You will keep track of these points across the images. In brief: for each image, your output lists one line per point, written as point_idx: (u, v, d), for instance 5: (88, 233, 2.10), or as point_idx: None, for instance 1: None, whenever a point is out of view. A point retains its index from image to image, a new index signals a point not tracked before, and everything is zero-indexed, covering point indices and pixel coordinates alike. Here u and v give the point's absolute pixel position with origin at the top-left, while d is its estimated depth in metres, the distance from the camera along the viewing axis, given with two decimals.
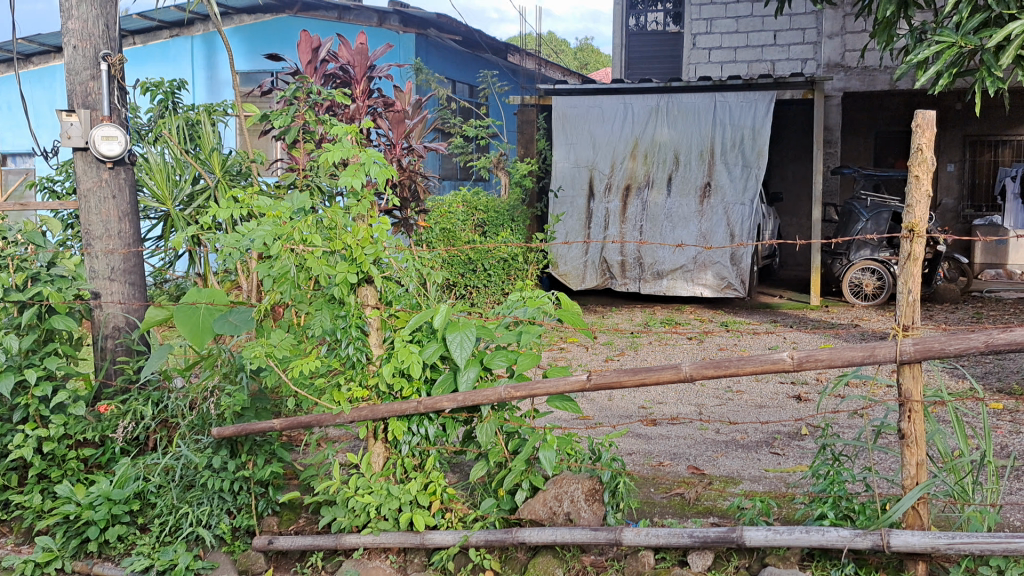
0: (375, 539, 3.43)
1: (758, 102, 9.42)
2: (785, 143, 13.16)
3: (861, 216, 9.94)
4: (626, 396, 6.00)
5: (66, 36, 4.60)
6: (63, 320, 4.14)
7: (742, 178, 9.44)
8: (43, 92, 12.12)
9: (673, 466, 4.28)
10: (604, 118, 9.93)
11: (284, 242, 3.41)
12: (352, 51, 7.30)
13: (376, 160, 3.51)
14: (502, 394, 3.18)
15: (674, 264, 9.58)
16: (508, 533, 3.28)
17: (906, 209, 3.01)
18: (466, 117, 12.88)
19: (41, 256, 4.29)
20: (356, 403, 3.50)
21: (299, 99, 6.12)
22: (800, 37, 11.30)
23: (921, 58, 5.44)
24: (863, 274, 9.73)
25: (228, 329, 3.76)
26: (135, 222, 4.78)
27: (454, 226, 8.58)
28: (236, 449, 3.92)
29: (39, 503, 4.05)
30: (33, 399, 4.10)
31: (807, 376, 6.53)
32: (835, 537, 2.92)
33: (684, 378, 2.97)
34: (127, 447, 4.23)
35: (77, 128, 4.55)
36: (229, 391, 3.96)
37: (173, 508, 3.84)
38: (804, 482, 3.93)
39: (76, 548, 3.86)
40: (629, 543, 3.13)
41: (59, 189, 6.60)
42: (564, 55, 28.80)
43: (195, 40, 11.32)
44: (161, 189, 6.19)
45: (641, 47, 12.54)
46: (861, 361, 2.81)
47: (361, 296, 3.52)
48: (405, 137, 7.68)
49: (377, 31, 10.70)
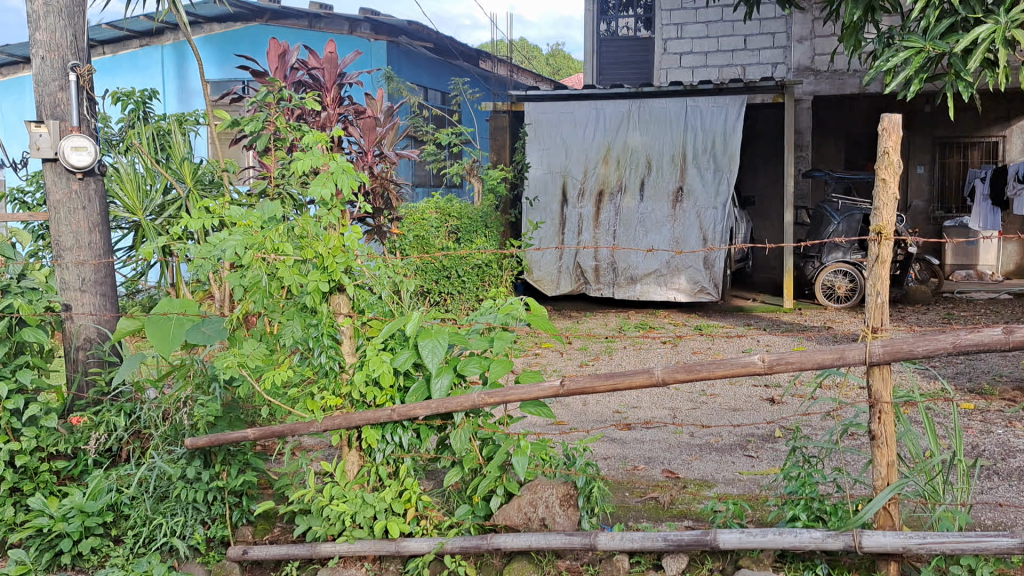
0: (350, 548, 3.41)
1: (729, 107, 9.51)
2: (756, 147, 13.29)
3: (833, 219, 10.06)
4: (601, 401, 6.03)
5: (33, 47, 4.57)
6: (35, 332, 4.10)
7: (714, 183, 9.51)
8: (12, 103, 11.98)
9: (648, 470, 4.32)
10: (576, 124, 9.99)
11: (256, 251, 3.44)
12: (322, 59, 7.29)
13: (345, 169, 3.52)
14: (476, 400, 3.20)
15: (648, 269, 9.64)
16: (483, 539, 3.29)
17: (874, 213, 3.08)
18: (439, 124, 12.92)
19: (11, 268, 4.25)
20: (330, 412, 3.51)
21: (269, 105, 6.13)
22: (770, 42, 11.42)
23: (890, 64, 5.52)
24: (835, 277, 9.85)
25: (200, 339, 3.80)
26: (107, 234, 4.75)
27: (427, 233, 8.60)
28: (210, 459, 3.91)
29: (11, 517, 4.00)
30: (4, 412, 4.04)
31: (780, 378, 6.59)
32: (807, 539, 2.96)
33: (656, 382, 3.00)
34: (100, 459, 4.21)
35: (46, 139, 4.52)
36: (203, 402, 3.97)
37: (147, 519, 3.83)
38: (777, 484, 3.98)
39: (49, 561, 3.81)
40: (604, 548, 3.15)
41: (31, 201, 6.62)
42: (535, 61, 28.93)
43: (165, 49, 11.25)
44: (132, 201, 6.24)
45: (613, 53, 12.66)
46: (832, 363, 2.85)
47: (334, 305, 3.53)
48: (376, 144, 7.72)
49: (347, 38, 10.72)
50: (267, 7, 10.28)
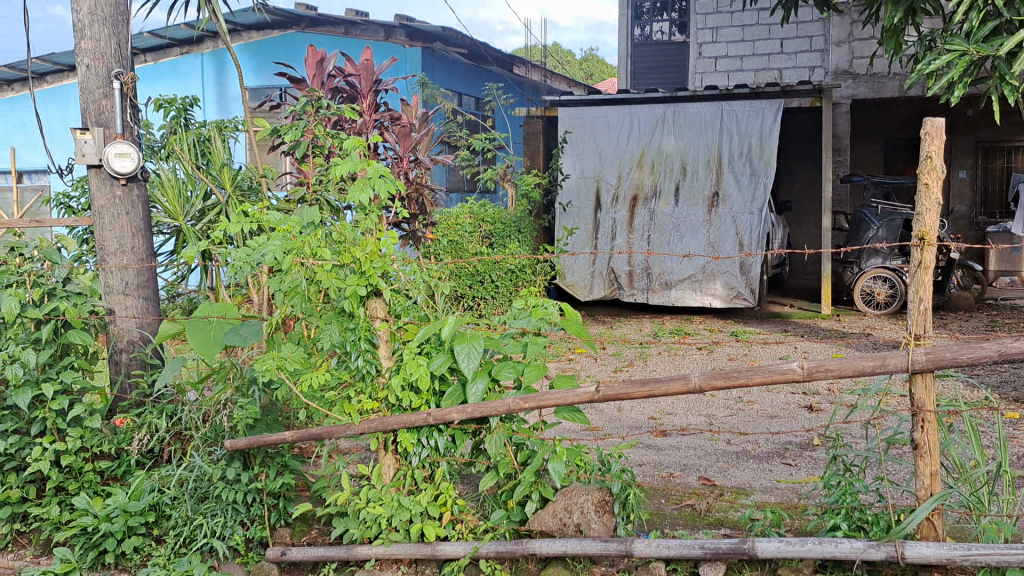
0: (387, 550, 3.43)
1: (765, 111, 9.42)
2: (793, 153, 13.19)
3: (872, 224, 9.94)
4: (635, 407, 6.01)
5: (79, 55, 4.66)
6: (79, 334, 4.19)
7: (750, 187, 9.43)
8: (56, 109, 12.17)
9: (684, 477, 4.30)
10: (610, 128, 9.99)
11: (294, 256, 3.45)
12: (358, 66, 7.33)
13: (383, 174, 3.54)
14: (511, 405, 3.21)
15: (682, 274, 9.58)
16: (518, 544, 3.29)
17: (916, 218, 3.04)
18: (473, 130, 12.99)
19: (57, 272, 4.34)
20: (366, 415, 3.54)
21: (307, 114, 6.20)
22: (807, 45, 11.32)
23: (932, 67, 5.45)
24: (875, 282, 9.73)
25: (238, 342, 3.84)
26: (149, 237, 4.83)
27: (461, 238, 8.58)
28: (249, 461, 3.95)
29: (57, 515, 4.08)
30: (50, 413, 4.12)
31: (818, 386, 6.51)
32: (848, 548, 2.92)
33: (692, 389, 2.98)
34: (142, 460, 4.28)
35: (91, 146, 4.62)
36: (242, 404, 4.02)
37: (187, 519, 3.88)
38: (816, 493, 3.95)
39: (93, 559, 3.88)
40: (640, 555, 3.15)
41: (75, 206, 6.75)
42: (568, 66, 28.94)
43: (205, 57, 11.43)
44: (173, 207, 6.35)
45: (647, 57, 12.63)
46: (873, 371, 2.81)
47: (370, 309, 3.55)
48: (412, 151, 7.73)
49: (382, 45, 10.84)
50: (305, 15, 10.37)
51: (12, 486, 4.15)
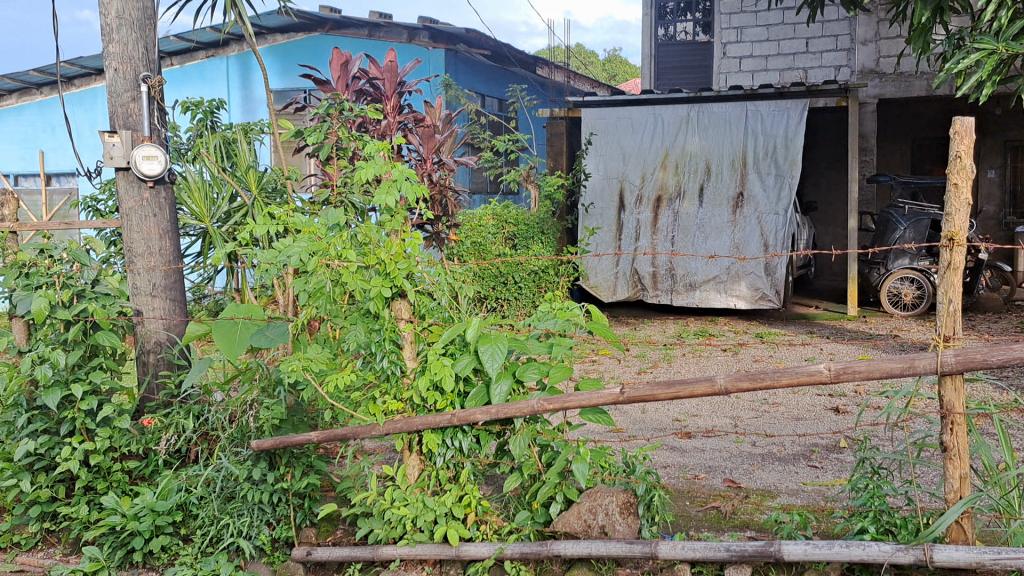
0: (411, 551, 3.44)
1: (791, 111, 9.35)
2: (818, 153, 13.10)
3: (899, 224, 9.84)
4: (659, 409, 5.98)
5: (107, 59, 4.72)
6: (108, 335, 4.24)
7: (775, 188, 9.37)
8: (84, 113, 12.30)
9: (709, 479, 4.28)
10: (634, 129, 9.96)
11: (320, 257, 3.48)
12: (382, 68, 7.35)
13: (408, 176, 3.55)
14: (535, 406, 3.20)
15: (707, 275, 9.53)
16: (543, 545, 3.29)
17: (945, 218, 3.01)
18: (496, 131, 13.00)
19: (86, 273, 4.37)
20: (391, 416, 3.54)
21: (331, 116, 6.22)
22: (833, 44, 11.23)
23: (961, 66, 5.38)
24: (902, 283, 9.63)
25: (264, 343, 3.87)
26: (176, 240, 4.88)
27: (484, 239, 8.73)
28: (275, 461, 3.98)
29: (86, 514, 4.12)
30: (79, 413, 4.17)
31: (845, 388, 6.46)
32: (876, 552, 2.89)
33: (718, 391, 2.96)
34: (170, 459, 4.32)
35: (119, 148, 4.67)
36: (268, 405, 4.05)
37: (214, 519, 3.92)
38: (844, 496, 3.92)
39: (122, 558, 3.92)
40: (665, 557, 3.13)
41: (103, 209, 6.82)
42: (591, 66, 28.91)
43: (230, 60, 11.52)
44: (199, 208, 6.40)
45: (671, 57, 12.60)
46: (900, 373, 2.77)
47: (395, 310, 3.56)
48: (435, 153, 7.73)
49: (406, 47, 10.88)
50: (329, 18, 10.43)
51: (41, 486, 4.19)
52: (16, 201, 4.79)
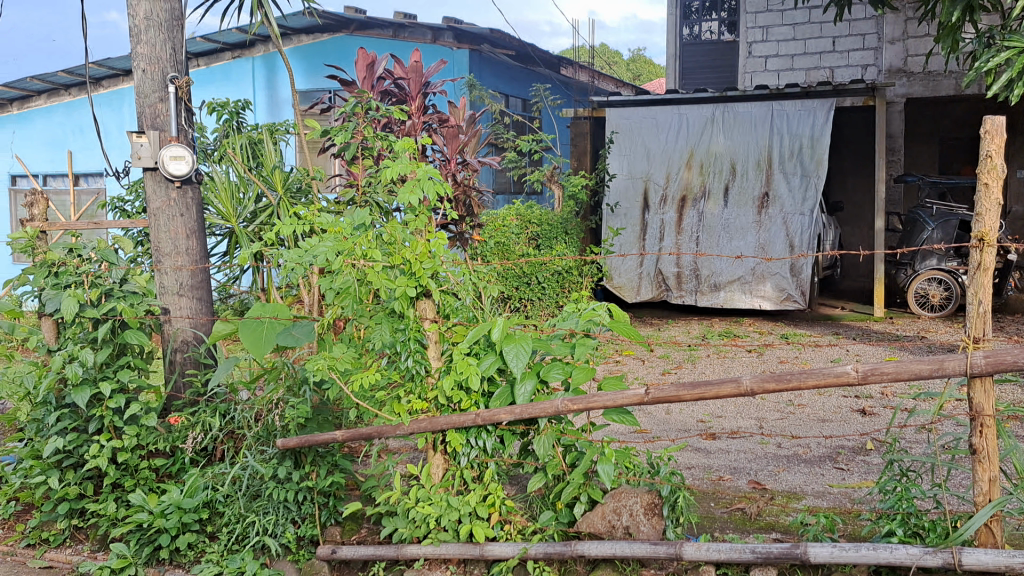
0: (435, 550, 3.43)
1: (817, 110, 9.29)
2: (845, 152, 12.98)
3: (927, 225, 9.73)
4: (684, 410, 5.95)
5: (136, 60, 4.76)
6: (136, 333, 4.28)
7: (801, 188, 9.30)
8: (112, 113, 12.41)
9: (734, 481, 4.25)
10: (659, 129, 9.92)
11: (345, 257, 3.50)
12: (407, 68, 7.35)
13: (433, 176, 3.56)
14: (560, 406, 3.19)
15: (732, 275, 9.47)
16: (567, 545, 3.28)
17: (976, 218, 2.97)
18: (520, 131, 12.99)
19: (114, 273, 4.42)
20: (416, 415, 3.54)
21: (357, 115, 6.22)
22: (860, 43, 11.13)
23: (990, 65, 5.31)
24: (929, 285, 9.53)
25: (290, 342, 3.88)
26: (203, 239, 4.92)
27: (507, 239, 8.66)
28: (300, 459, 4.01)
29: (114, 512, 4.15)
30: (107, 410, 4.20)
31: (872, 389, 6.40)
32: (904, 555, 2.86)
33: (744, 392, 2.93)
34: (196, 458, 4.36)
35: (147, 148, 4.72)
36: (294, 403, 4.08)
37: (240, 517, 3.94)
38: (871, 498, 3.88)
39: (149, 555, 3.94)
40: (690, 559, 3.11)
41: (131, 209, 6.88)
42: (616, 66, 28.85)
43: (256, 61, 11.58)
44: (226, 208, 6.39)
45: (696, 57, 12.53)
46: (929, 374, 2.73)
47: (420, 310, 3.56)
48: (459, 153, 7.73)
49: (431, 48, 10.90)
50: (354, 19, 10.46)
51: (70, 483, 4.24)
52: (45, 200, 4.83)
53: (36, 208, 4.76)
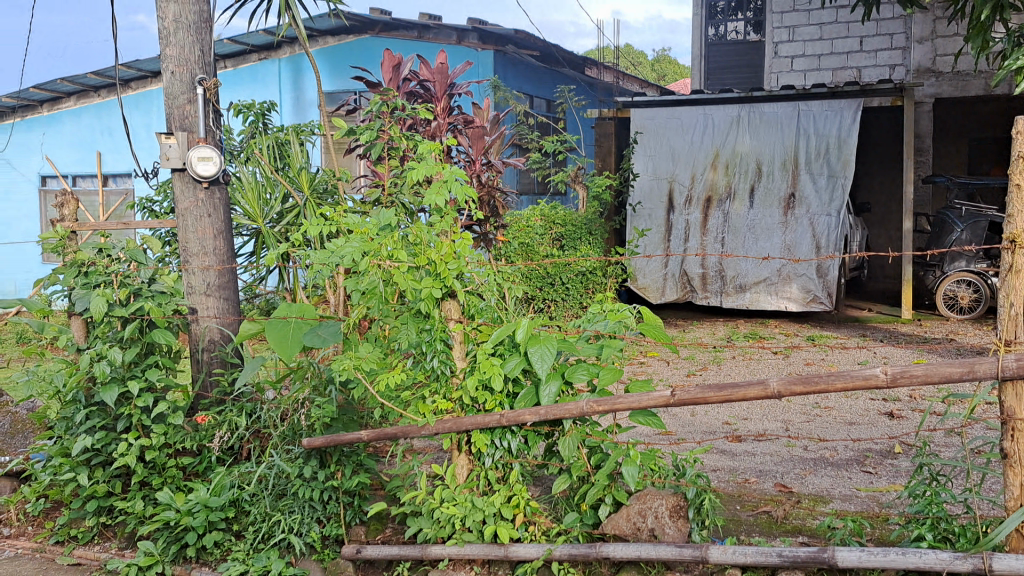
0: (459, 551, 3.43)
1: (844, 110, 9.20)
2: (872, 153, 12.87)
3: (955, 226, 9.62)
4: (709, 412, 5.93)
5: (165, 62, 4.80)
6: (163, 333, 4.30)
7: (828, 189, 9.23)
8: (141, 116, 12.53)
9: (760, 483, 4.22)
10: (684, 129, 9.87)
11: (371, 257, 3.50)
12: (433, 69, 7.37)
13: (459, 178, 3.56)
14: (584, 408, 3.17)
15: (757, 276, 9.41)
16: (591, 547, 3.26)
17: (1007, 220, 2.93)
18: (544, 132, 12.98)
19: (143, 272, 4.44)
20: (440, 415, 3.54)
21: (383, 116, 6.24)
22: (888, 43, 11.03)
23: (1021, 63, 5.24)
24: (958, 286, 9.42)
25: (317, 342, 3.87)
26: (230, 240, 4.96)
27: (531, 240, 8.74)
28: (326, 459, 4.05)
29: (141, 509, 4.18)
30: (135, 409, 4.23)
31: (900, 393, 6.33)
32: (933, 560, 2.82)
33: (771, 394, 2.90)
34: (223, 456, 4.39)
35: (175, 149, 4.76)
36: (320, 403, 4.11)
37: (266, 515, 3.96)
38: (899, 503, 3.84)
39: (175, 553, 3.97)
40: (716, 561, 3.08)
41: (159, 209, 6.95)
42: (640, 66, 28.78)
43: (282, 63, 11.65)
44: (253, 208, 6.42)
45: (721, 57, 12.47)
46: (960, 377, 2.69)
47: (445, 310, 3.57)
48: (484, 153, 7.73)
49: (456, 48, 10.92)
50: (379, 20, 10.49)
51: (98, 481, 4.28)
52: (75, 201, 4.88)
53: (66, 208, 4.81)
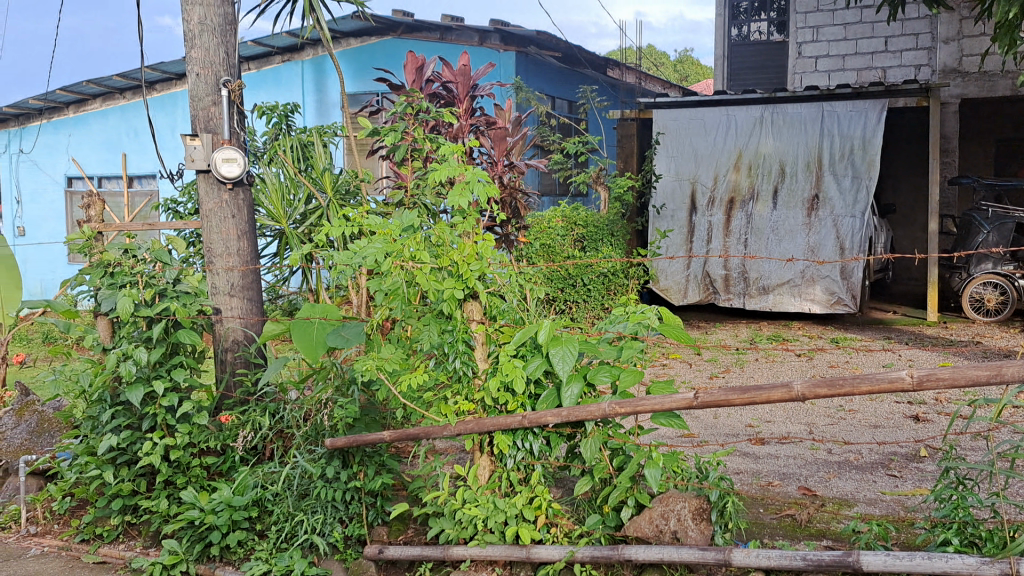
0: (482, 552, 3.43)
1: (868, 111, 9.12)
2: (896, 154, 12.76)
3: (982, 228, 9.52)
4: (732, 414, 5.89)
5: (190, 64, 4.84)
6: (188, 333, 4.33)
7: (852, 190, 9.16)
8: (165, 117, 12.63)
9: (783, 486, 4.19)
10: (706, 130, 9.82)
11: (394, 259, 3.51)
12: (456, 71, 7.40)
13: (481, 178, 3.58)
14: (607, 409, 3.15)
15: (781, 278, 9.36)
16: (614, 549, 3.25)
17: None
18: (566, 133, 12.97)
19: (168, 273, 4.48)
20: (462, 417, 3.54)
21: (408, 118, 6.24)
22: (914, 43, 10.92)
23: None
24: (984, 289, 9.33)
25: (341, 342, 3.88)
26: (253, 241, 4.99)
27: (553, 241, 8.70)
28: (348, 459, 4.05)
29: (166, 509, 4.21)
30: (160, 409, 4.26)
31: (925, 395, 6.27)
32: (959, 564, 2.80)
33: (795, 397, 2.87)
34: (246, 456, 4.42)
35: (200, 151, 4.77)
36: (343, 403, 4.13)
37: (289, 515, 3.99)
38: (925, 506, 3.80)
39: (200, 552, 3.99)
40: (739, 564, 3.07)
41: (183, 210, 7.00)
42: (662, 67, 28.72)
43: (306, 64, 11.71)
44: (276, 209, 6.44)
45: (744, 57, 12.41)
46: (987, 380, 2.64)
47: (467, 311, 3.57)
48: (506, 154, 7.75)
49: (478, 50, 10.94)
50: (401, 22, 10.53)
51: (124, 479, 4.32)
52: (101, 202, 4.92)
53: (92, 209, 4.85)
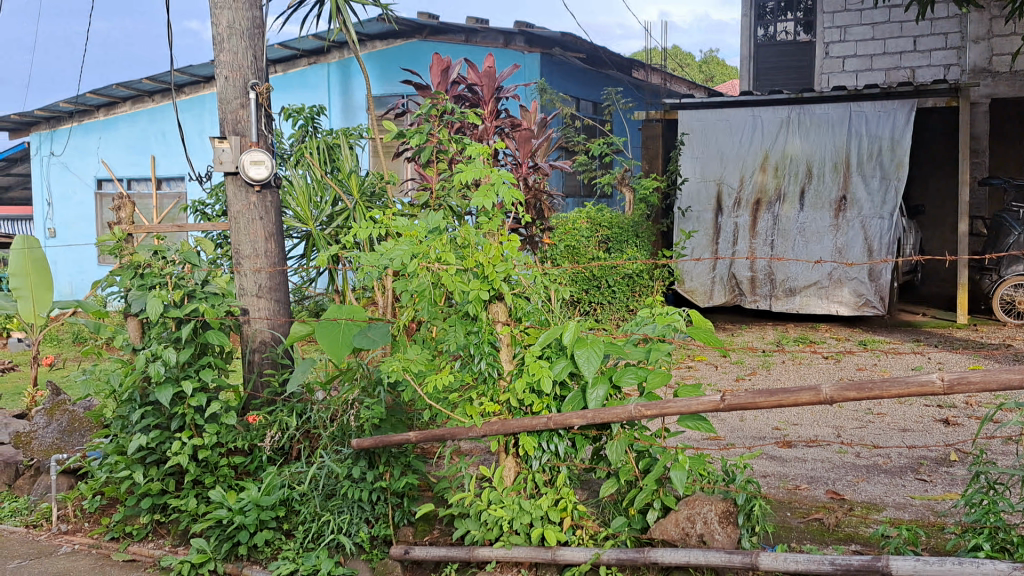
0: (507, 553, 3.42)
1: (897, 111, 9.04)
2: (925, 155, 12.63)
3: (1013, 229, 9.40)
4: (759, 417, 5.86)
5: (219, 68, 4.88)
6: (217, 334, 4.37)
7: (881, 191, 9.09)
8: (194, 119, 12.74)
9: (811, 490, 4.16)
10: (733, 131, 9.76)
11: (421, 260, 3.52)
12: (481, 73, 7.40)
13: (506, 180, 3.57)
14: (633, 412, 3.14)
15: (808, 280, 9.29)
16: (639, 552, 3.24)
17: None
18: (591, 134, 12.95)
19: (197, 274, 4.52)
20: (487, 418, 3.53)
21: (433, 119, 6.25)
22: (943, 42, 10.81)
23: None
24: (1015, 291, 9.21)
25: (366, 343, 3.90)
26: (281, 242, 5.01)
27: (578, 242, 8.66)
28: (374, 460, 4.06)
29: (194, 508, 4.25)
30: (189, 408, 4.30)
31: (955, 399, 6.20)
32: (992, 570, 2.71)
33: (823, 400, 2.83)
34: (274, 456, 4.46)
35: (229, 153, 4.81)
36: (369, 404, 4.14)
37: (316, 515, 4.02)
38: (955, 511, 3.76)
39: (227, 551, 4.02)
40: (766, 568, 3.03)
41: (211, 213, 7.07)
42: (688, 69, 28.63)
43: (331, 67, 11.79)
44: (303, 211, 6.49)
45: (771, 58, 12.30)
46: (1021, 383, 2.56)
47: (492, 313, 3.57)
48: (530, 156, 7.76)
49: (503, 52, 10.96)
50: (426, 24, 10.58)
51: (153, 478, 4.36)
52: (131, 204, 4.98)
53: (123, 211, 4.93)
